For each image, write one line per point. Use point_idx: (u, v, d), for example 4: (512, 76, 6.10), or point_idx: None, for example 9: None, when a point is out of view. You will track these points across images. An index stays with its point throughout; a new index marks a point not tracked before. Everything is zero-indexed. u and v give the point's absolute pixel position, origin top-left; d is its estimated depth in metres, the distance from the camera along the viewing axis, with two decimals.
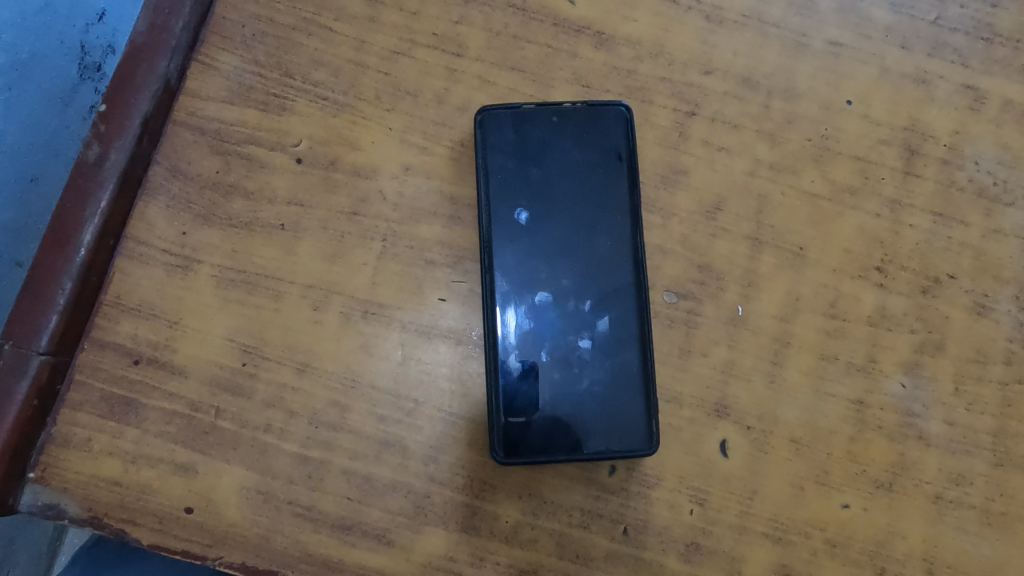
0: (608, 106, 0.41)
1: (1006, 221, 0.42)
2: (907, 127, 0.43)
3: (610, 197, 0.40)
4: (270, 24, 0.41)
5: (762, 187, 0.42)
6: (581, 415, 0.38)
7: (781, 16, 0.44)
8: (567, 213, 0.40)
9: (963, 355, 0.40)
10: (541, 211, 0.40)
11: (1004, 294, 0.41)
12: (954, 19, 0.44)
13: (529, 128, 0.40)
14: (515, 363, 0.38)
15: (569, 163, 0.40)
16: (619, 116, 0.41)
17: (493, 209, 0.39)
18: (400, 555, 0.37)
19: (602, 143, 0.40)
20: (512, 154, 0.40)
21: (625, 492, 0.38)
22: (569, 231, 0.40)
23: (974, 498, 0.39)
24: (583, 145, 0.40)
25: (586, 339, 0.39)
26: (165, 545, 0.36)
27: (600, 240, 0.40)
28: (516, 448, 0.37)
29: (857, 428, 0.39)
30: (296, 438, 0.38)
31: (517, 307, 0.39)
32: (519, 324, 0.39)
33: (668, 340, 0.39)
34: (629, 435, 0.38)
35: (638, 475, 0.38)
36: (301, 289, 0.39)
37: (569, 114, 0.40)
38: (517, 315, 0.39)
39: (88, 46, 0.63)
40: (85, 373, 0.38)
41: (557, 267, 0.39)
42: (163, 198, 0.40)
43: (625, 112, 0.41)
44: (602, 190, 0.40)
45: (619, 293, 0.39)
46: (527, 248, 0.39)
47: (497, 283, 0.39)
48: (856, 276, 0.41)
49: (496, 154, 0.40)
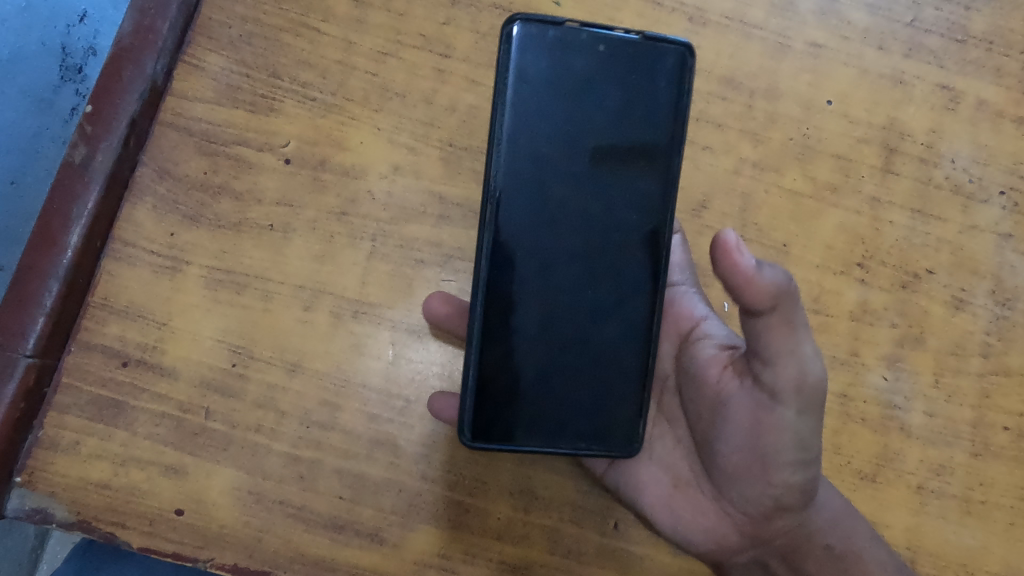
0: (664, 41, 0.34)
1: (982, 217, 0.43)
2: (885, 126, 0.44)
3: (637, 178, 0.34)
4: (257, 25, 0.41)
5: (745, 186, 0.42)
6: (568, 388, 0.35)
7: (762, 18, 0.44)
8: (597, 182, 0.34)
9: (943, 349, 0.41)
10: (564, 137, 0.33)
11: (980, 288, 0.42)
12: (930, 21, 0.45)
13: (564, 50, 0.33)
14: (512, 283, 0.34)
15: (609, 98, 0.33)
16: (672, 59, 0.34)
17: (501, 158, 0.33)
18: (392, 553, 0.37)
19: (657, 90, 0.34)
20: (546, 78, 0.33)
21: (541, 444, 0.35)
22: (607, 181, 0.34)
23: (954, 488, 0.40)
24: (632, 98, 0.34)
25: (574, 261, 0.34)
26: (154, 547, 0.36)
27: (622, 222, 0.34)
28: (490, 374, 0.34)
29: (841, 420, 0.40)
30: (287, 439, 0.37)
31: (530, 237, 0.34)
32: (527, 246, 0.34)
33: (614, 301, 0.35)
34: (610, 443, 0.35)
35: (600, 425, 0.35)
36: (290, 290, 0.39)
37: (621, 48, 0.33)
38: (524, 246, 0.34)
39: (68, 47, 0.57)
40: (72, 376, 0.38)
41: (580, 199, 0.34)
42: (150, 199, 0.40)
43: (688, 57, 0.34)
44: (632, 166, 0.34)
45: (637, 240, 0.34)
46: (547, 177, 0.34)
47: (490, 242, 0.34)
48: (838, 272, 0.42)
49: (523, 65, 0.33)
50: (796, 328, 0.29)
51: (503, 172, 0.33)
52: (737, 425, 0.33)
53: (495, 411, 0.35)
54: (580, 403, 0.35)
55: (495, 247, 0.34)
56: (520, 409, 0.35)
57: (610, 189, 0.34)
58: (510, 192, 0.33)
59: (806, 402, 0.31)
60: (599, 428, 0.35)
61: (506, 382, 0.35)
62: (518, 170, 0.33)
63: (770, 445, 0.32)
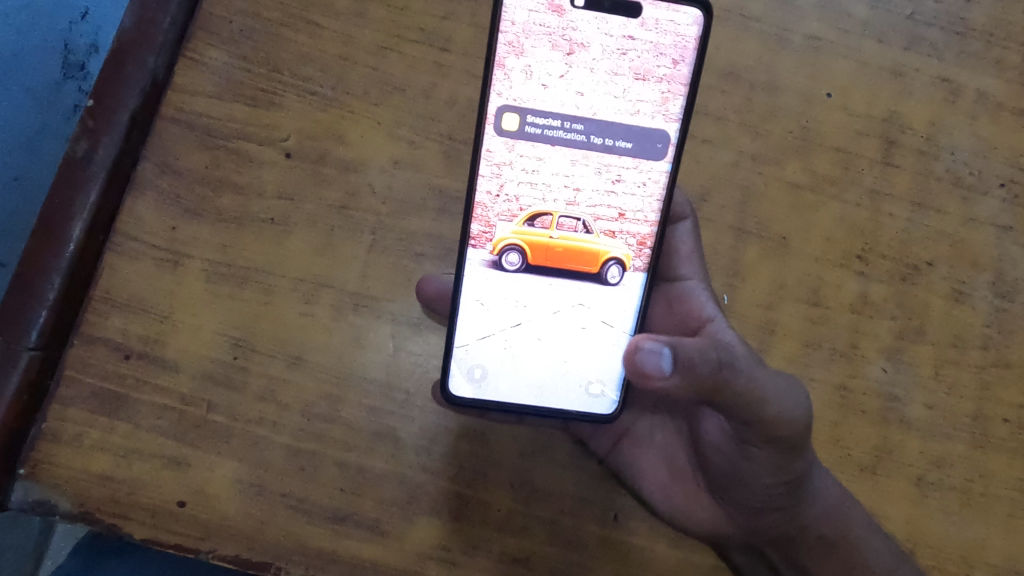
0: None
1: (982, 209, 0.43)
2: (885, 119, 0.44)
3: (640, 143, 0.34)
4: (258, 20, 0.41)
5: (745, 178, 0.42)
6: (552, 347, 0.35)
7: (762, 11, 0.44)
8: (596, 146, 0.34)
9: (943, 341, 0.41)
10: (564, 95, 0.34)
11: (980, 281, 0.42)
12: (931, 14, 0.45)
13: (568, 4, 0.33)
14: (501, 242, 0.35)
15: (610, 60, 0.34)
16: (683, 19, 0.34)
17: (498, 117, 0.34)
18: (393, 544, 0.37)
19: (665, 53, 0.34)
20: (544, 38, 0.34)
21: (524, 403, 0.35)
22: (604, 143, 0.34)
23: (953, 480, 0.40)
24: (637, 61, 0.34)
25: (567, 225, 0.35)
26: (157, 539, 0.36)
27: (622, 187, 0.35)
28: (471, 324, 0.35)
29: (841, 412, 0.40)
30: (289, 431, 0.38)
31: (524, 198, 0.35)
32: (518, 207, 0.35)
33: (604, 267, 0.35)
34: (589, 406, 0.35)
35: (586, 392, 0.35)
36: (291, 283, 0.39)
37: (631, 4, 0.33)
38: (516, 206, 0.35)
39: (70, 44, 0.57)
40: (74, 368, 0.38)
41: (577, 160, 0.34)
42: (152, 193, 0.40)
43: (705, 17, 0.33)
44: (634, 130, 0.34)
45: (633, 201, 0.35)
46: (544, 135, 0.34)
47: (480, 200, 0.35)
48: (837, 265, 0.42)
49: (523, 20, 0.33)
50: (754, 398, 0.30)
51: (499, 126, 0.34)
52: (716, 447, 0.35)
53: (485, 369, 0.35)
54: (567, 365, 0.35)
55: (486, 205, 0.35)
56: (510, 368, 0.35)
57: (611, 150, 0.34)
58: (505, 147, 0.34)
59: (785, 445, 0.32)
60: (583, 392, 0.35)
61: (498, 341, 0.35)
62: (514, 128, 0.34)
63: (749, 473, 0.34)
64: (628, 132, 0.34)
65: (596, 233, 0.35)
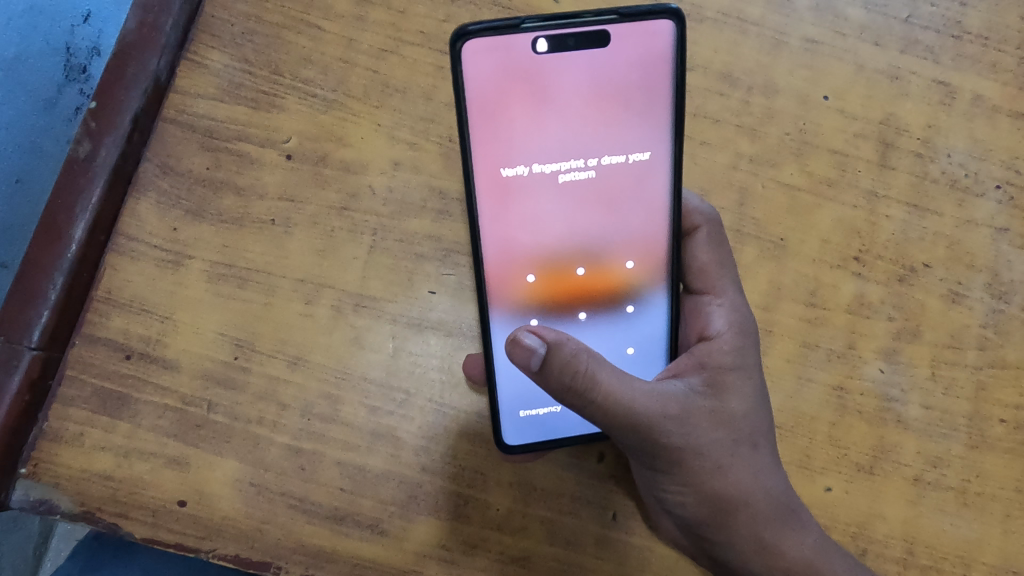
0: (650, 15, 0.31)
1: (978, 211, 0.43)
2: (881, 121, 0.44)
3: (641, 177, 0.35)
4: (259, 23, 0.42)
5: (742, 180, 0.43)
6: None
7: (759, 15, 0.44)
8: (598, 186, 0.34)
9: (939, 342, 0.42)
10: (553, 144, 0.34)
11: (976, 282, 0.43)
12: (926, 17, 0.45)
13: (531, 52, 0.32)
14: (515, 303, 0.36)
15: (594, 95, 0.33)
16: (662, 33, 0.32)
17: (489, 183, 0.34)
18: (392, 544, 0.37)
19: (648, 73, 0.33)
20: (521, 90, 0.33)
21: (577, 433, 0.37)
22: (605, 179, 0.34)
23: (951, 480, 0.40)
24: (623, 90, 0.33)
25: (582, 267, 0.35)
26: (157, 538, 0.37)
27: (630, 220, 0.35)
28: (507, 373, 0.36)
29: (838, 413, 0.40)
30: (289, 431, 0.38)
31: (529, 254, 0.35)
32: (525, 264, 0.35)
33: (624, 298, 0.36)
34: None
35: None
36: (292, 283, 0.39)
37: (597, 33, 0.32)
38: (523, 266, 0.35)
39: (72, 47, 0.57)
40: (77, 368, 0.38)
41: (580, 203, 0.35)
42: (153, 194, 0.40)
43: (676, 27, 0.32)
44: (635, 162, 0.34)
45: (642, 234, 0.35)
46: (541, 190, 0.34)
47: (489, 265, 0.35)
48: (835, 266, 0.42)
49: (489, 82, 0.32)
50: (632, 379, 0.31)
51: (490, 194, 0.34)
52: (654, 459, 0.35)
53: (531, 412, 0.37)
54: None
55: (494, 274, 0.35)
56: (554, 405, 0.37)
57: (612, 187, 0.35)
58: (497, 212, 0.34)
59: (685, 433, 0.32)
60: None
61: (537, 383, 0.37)
62: (506, 190, 0.34)
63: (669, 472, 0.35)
64: (626, 166, 0.34)
65: (609, 270, 0.36)
